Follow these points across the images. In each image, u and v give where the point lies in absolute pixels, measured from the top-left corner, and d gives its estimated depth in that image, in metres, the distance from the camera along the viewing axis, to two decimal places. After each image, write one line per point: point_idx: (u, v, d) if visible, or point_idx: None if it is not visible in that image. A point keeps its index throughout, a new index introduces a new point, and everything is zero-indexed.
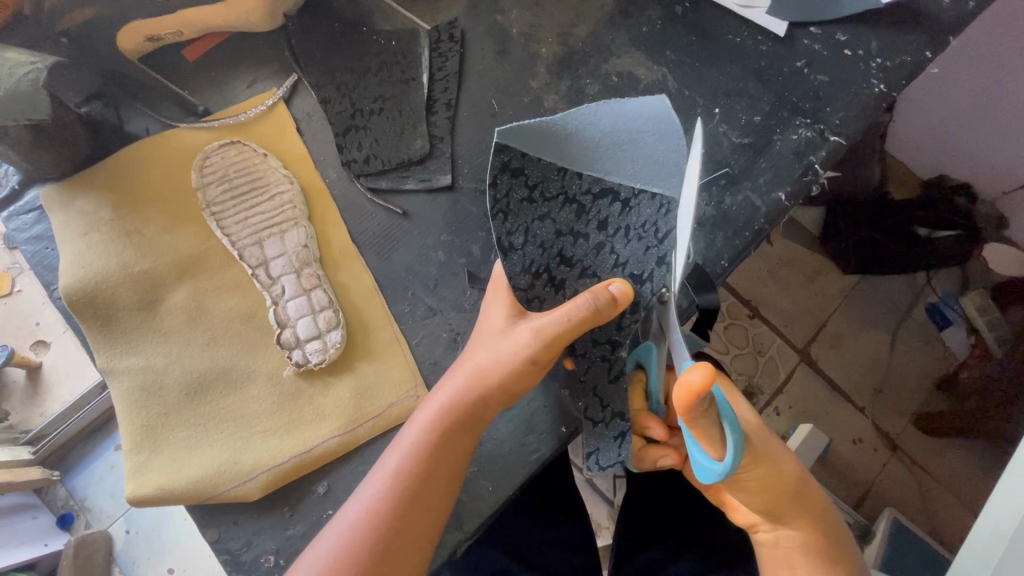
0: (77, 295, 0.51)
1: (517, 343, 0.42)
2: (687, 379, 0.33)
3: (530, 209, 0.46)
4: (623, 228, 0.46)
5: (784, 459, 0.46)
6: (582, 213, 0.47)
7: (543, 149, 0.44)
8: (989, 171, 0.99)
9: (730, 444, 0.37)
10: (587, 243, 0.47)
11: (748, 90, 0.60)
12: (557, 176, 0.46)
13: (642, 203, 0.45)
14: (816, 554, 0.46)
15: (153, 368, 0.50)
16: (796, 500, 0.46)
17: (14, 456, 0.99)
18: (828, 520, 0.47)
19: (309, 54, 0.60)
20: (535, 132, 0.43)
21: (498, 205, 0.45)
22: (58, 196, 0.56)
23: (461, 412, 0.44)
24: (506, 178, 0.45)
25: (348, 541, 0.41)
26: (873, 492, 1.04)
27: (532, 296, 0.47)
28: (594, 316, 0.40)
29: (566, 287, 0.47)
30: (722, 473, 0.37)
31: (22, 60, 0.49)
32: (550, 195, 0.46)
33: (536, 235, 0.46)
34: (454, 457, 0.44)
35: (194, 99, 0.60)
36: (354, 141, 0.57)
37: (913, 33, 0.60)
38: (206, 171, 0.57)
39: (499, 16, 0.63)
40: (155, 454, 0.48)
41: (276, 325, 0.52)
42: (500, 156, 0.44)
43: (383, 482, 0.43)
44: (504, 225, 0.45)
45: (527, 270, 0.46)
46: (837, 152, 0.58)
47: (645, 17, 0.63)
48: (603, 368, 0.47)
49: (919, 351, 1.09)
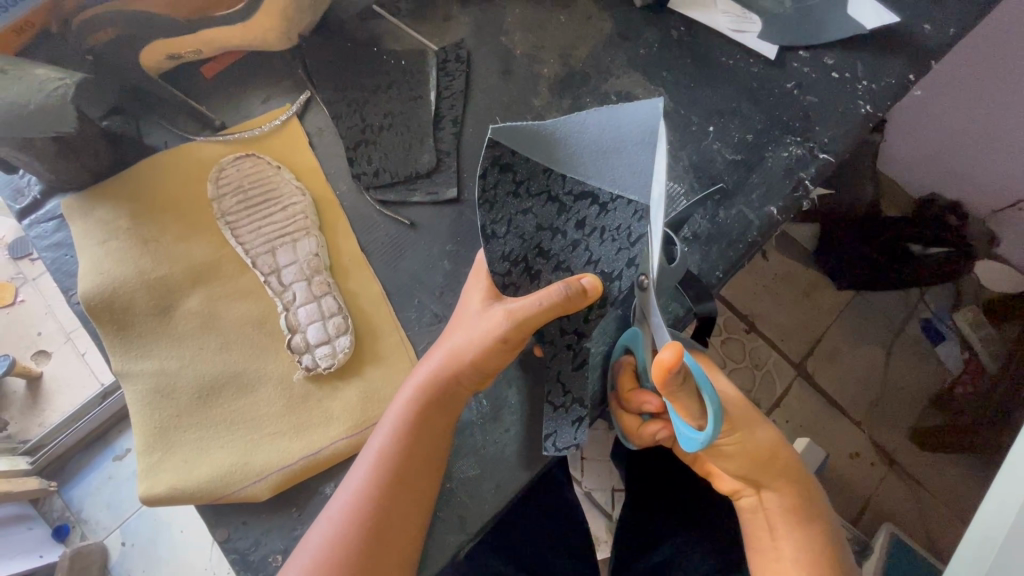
0: (95, 301, 0.53)
1: (492, 323, 0.45)
2: (660, 357, 0.35)
3: (514, 202, 0.49)
4: (598, 229, 0.50)
5: (763, 425, 0.49)
6: (563, 211, 0.50)
7: (530, 148, 0.46)
8: (978, 189, 1.03)
9: (711, 412, 0.39)
10: (563, 238, 0.50)
11: (741, 109, 0.63)
12: (542, 175, 0.49)
13: (618, 207, 0.48)
14: (796, 516, 0.48)
15: (166, 371, 0.52)
16: (775, 464, 0.48)
17: (11, 466, 1.00)
18: (807, 483, 0.49)
19: (322, 72, 0.63)
20: (528, 134, 0.45)
21: (485, 196, 0.48)
22: (77, 206, 0.58)
23: (438, 393, 0.46)
24: (493, 173, 0.48)
25: (338, 525, 0.43)
26: (872, 506, 1.05)
27: (508, 282, 0.50)
28: (564, 303, 0.43)
29: (541, 278, 0.51)
30: (704, 442, 0.39)
31: (52, 76, 0.51)
32: (534, 191, 0.49)
33: (517, 227, 0.50)
34: (430, 437, 0.45)
35: (212, 114, 0.63)
36: (364, 155, 0.60)
37: (896, 59, 0.63)
38: (220, 182, 0.59)
39: (504, 38, 0.67)
40: (166, 455, 0.49)
41: (287, 330, 0.54)
42: (492, 151, 0.47)
43: (369, 463, 0.45)
44: (489, 214, 0.48)
45: (506, 258, 0.50)
46: (827, 169, 0.60)
47: (643, 40, 0.66)
48: (568, 357, 0.50)
49: (914, 365, 1.11)
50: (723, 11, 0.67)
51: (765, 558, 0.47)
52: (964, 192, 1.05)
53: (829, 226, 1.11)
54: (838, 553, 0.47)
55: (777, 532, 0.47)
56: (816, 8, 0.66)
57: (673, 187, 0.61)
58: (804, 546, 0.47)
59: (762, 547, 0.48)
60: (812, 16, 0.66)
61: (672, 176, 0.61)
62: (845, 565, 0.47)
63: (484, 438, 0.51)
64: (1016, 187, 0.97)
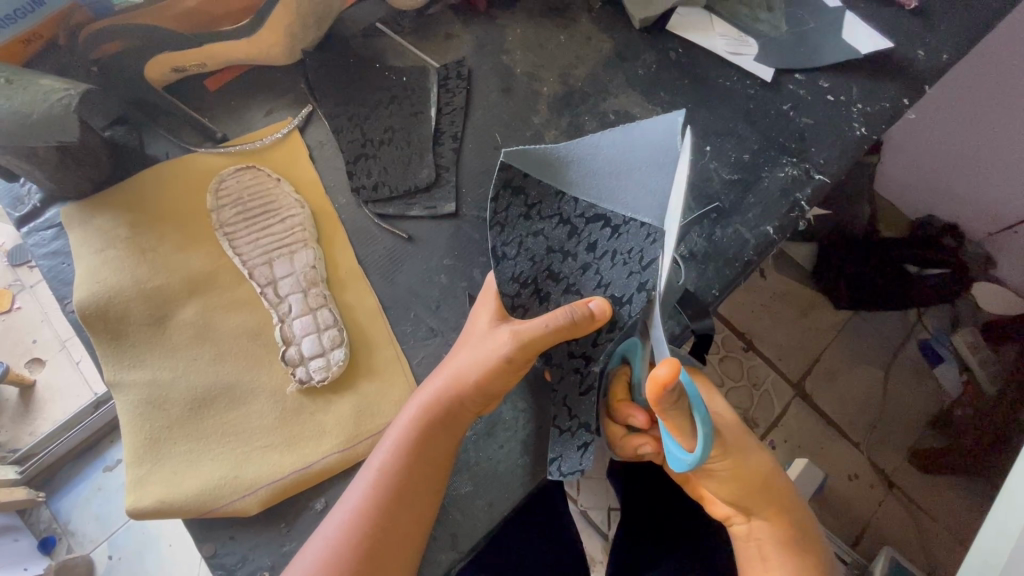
0: (90, 309, 0.53)
1: (498, 343, 0.45)
2: (654, 373, 0.35)
3: (525, 223, 0.49)
4: (612, 252, 0.48)
5: (755, 451, 0.47)
6: (574, 234, 0.49)
7: (543, 172, 0.47)
8: (975, 213, 1.04)
9: (701, 435, 0.39)
10: (574, 261, 0.50)
11: (737, 130, 0.64)
12: (554, 196, 0.48)
13: (633, 229, 0.47)
14: (789, 546, 0.47)
15: (159, 381, 0.52)
16: (766, 491, 0.47)
17: None
18: (798, 510, 0.49)
19: (324, 87, 0.64)
20: (541, 158, 0.46)
21: (496, 218, 0.48)
22: (77, 214, 0.58)
23: (440, 413, 0.46)
24: (503, 195, 0.48)
25: (331, 543, 0.42)
26: (870, 530, 1.03)
27: (518, 303, 0.49)
28: (570, 327, 0.44)
29: (552, 299, 0.50)
30: (693, 463, 0.39)
31: (58, 87, 0.52)
32: (546, 214, 0.49)
33: (528, 248, 0.49)
34: (432, 456, 0.45)
35: (213, 126, 0.63)
36: (364, 168, 0.60)
37: (891, 83, 0.65)
38: (220, 194, 0.59)
39: (505, 56, 0.68)
40: (156, 467, 0.49)
41: (281, 341, 0.53)
42: (503, 174, 0.47)
43: (367, 480, 0.44)
44: (499, 236, 0.48)
45: (517, 278, 0.49)
46: (822, 190, 0.61)
47: (641, 60, 0.68)
48: (574, 381, 0.50)
49: (913, 386, 1.11)
50: (720, 33, 0.68)
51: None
52: (959, 214, 1.06)
53: (828, 247, 1.10)
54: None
55: (769, 559, 0.47)
56: (811, 32, 0.67)
57: None
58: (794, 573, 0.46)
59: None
60: (808, 41, 0.67)
61: None
62: None
63: (477, 455, 0.51)
64: (1008, 211, 0.99)
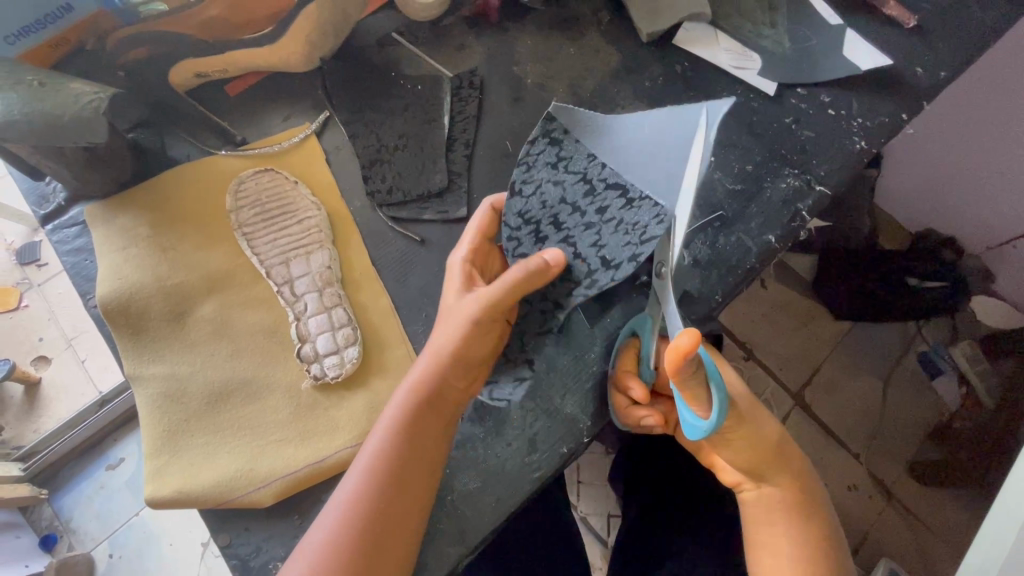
0: (112, 305, 0.55)
1: (466, 309, 0.48)
2: (677, 341, 0.39)
3: (551, 172, 0.54)
4: (615, 220, 0.52)
5: (766, 422, 0.51)
6: (591, 194, 0.54)
7: (586, 133, 0.54)
8: (972, 227, 1.06)
9: (716, 402, 0.43)
10: (581, 217, 0.54)
11: (741, 141, 0.66)
12: (585, 159, 0.54)
13: (640, 207, 0.51)
14: (796, 511, 0.49)
15: (178, 376, 0.53)
16: (776, 460, 0.50)
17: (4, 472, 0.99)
18: (809, 481, 0.51)
19: (340, 94, 0.66)
20: (586, 118, 0.53)
21: (526, 158, 0.55)
22: (99, 212, 0.60)
23: (426, 393, 0.47)
24: (541, 142, 0.55)
25: (336, 529, 0.43)
26: (870, 541, 1.04)
27: (513, 235, 0.54)
28: (525, 280, 0.48)
29: (547, 241, 0.54)
30: (709, 428, 0.43)
31: (87, 90, 0.54)
32: (572, 169, 0.54)
33: (544, 193, 0.54)
34: (424, 436, 0.47)
35: (233, 129, 0.65)
36: (379, 173, 0.62)
37: (890, 99, 0.67)
38: (239, 195, 0.61)
39: (516, 67, 0.70)
40: (174, 459, 0.50)
41: (297, 339, 0.55)
42: (547, 125, 0.54)
43: (360, 472, 0.45)
44: (523, 174, 0.55)
45: (523, 215, 0.54)
46: (823, 201, 0.63)
47: (647, 73, 0.70)
48: (536, 320, 0.55)
49: (912, 398, 1.12)
50: (725, 48, 0.71)
51: (760, 546, 0.49)
52: (957, 228, 1.08)
53: (829, 259, 1.13)
54: (833, 551, 0.49)
55: (776, 522, 0.49)
56: (813, 48, 0.70)
57: None
58: (798, 538, 0.49)
59: (759, 539, 0.50)
60: (810, 57, 0.69)
61: None
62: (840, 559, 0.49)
63: (486, 451, 0.52)
64: (1005, 226, 1.01)
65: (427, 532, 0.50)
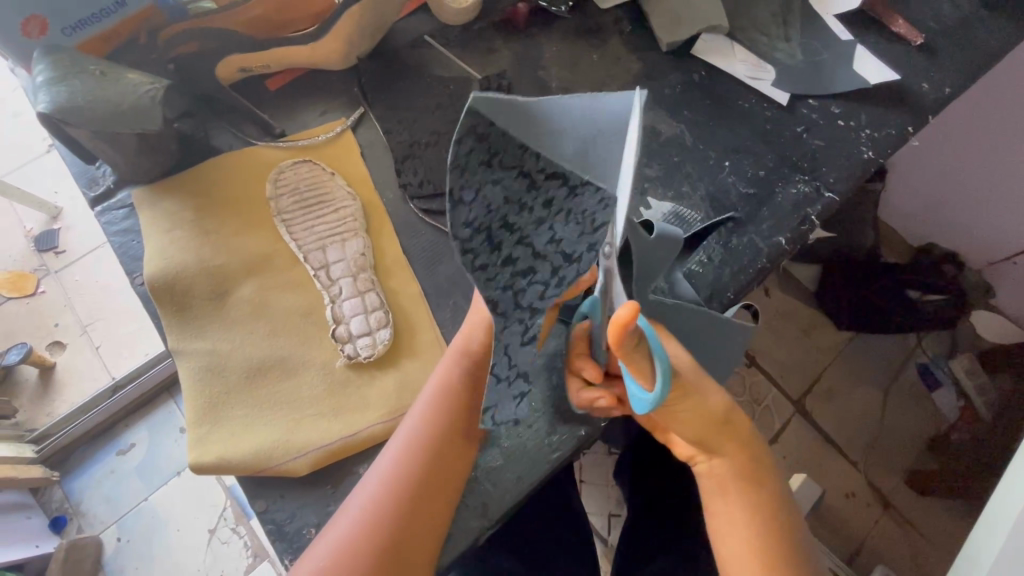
0: (158, 283, 0.58)
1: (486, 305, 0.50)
2: (614, 314, 0.35)
3: (488, 169, 0.44)
4: (568, 211, 0.47)
5: (713, 392, 0.47)
6: (533, 188, 0.46)
7: (513, 120, 0.42)
8: (973, 240, 1.09)
9: (661, 371, 0.40)
10: (529, 215, 0.47)
11: (754, 148, 0.69)
12: (519, 150, 0.43)
13: (584, 193, 0.46)
14: (745, 479, 0.49)
15: (219, 352, 0.56)
16: (724, 430, 0.48)
17: (17, 453, 1.01)
18: (758, 449, 0.50)
19: (376, 92, 0.70)
20: (511, 110, 0.41)
21: (454, 162, 0.42)
22: (147, 197, 0.63)
23: (456, 381, 0.51)
24: (468, 138, 0.42)
25: (370, 502, 0.47)
26: (866, 548, 1.06)
27: (468, 249, 0.44)
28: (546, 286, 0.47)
29: (506, 250, 0.46)
30: (654, 402, 0.40)
31: (143, 81, 0.57)
32: (507, 164, 0.44)
33: (486, 196, 0.44)
34: (454, 421, 0.50)
35: (274, 122, 0.69)
36: (411, 167, 0.65)
37: (897, 113, 0.70)
38: (279, 183, 0.65)
39: (541, 72, 0.74)
40: (214, 429, 0.53)
41: (332, 320, 0.58)
42: (469, 120, 0.41)
43: (398, 444, 0.50)
44: (456, 179, 0.43)
45: (476, 225, 0.44)
46: (831, 206, 0.66)
47: (666, 81, 0.73)
48: (518, 330, 0.49)
49: (910, 408, 1.15)
50: (741, 60, 0.74)
51: (716, 519, 0.50)
52: (958, 240, 1.12)
53: (834, 268, 1.15)
54: (784, 518, 0.50)
55: (730, 495, 0.49)
56: (824, 62, 0.73)
57: (690, 213, 0.66)
58: (748, 506, 0.49)
59: (715, 511, 0.50)
60: (821, 69, 0.73)
61: (688, 206, 0.66)
62: (789, 523, 0.50)
63: (508, 431, 0.55)
64: (1005, 240, 1.04)
65: None
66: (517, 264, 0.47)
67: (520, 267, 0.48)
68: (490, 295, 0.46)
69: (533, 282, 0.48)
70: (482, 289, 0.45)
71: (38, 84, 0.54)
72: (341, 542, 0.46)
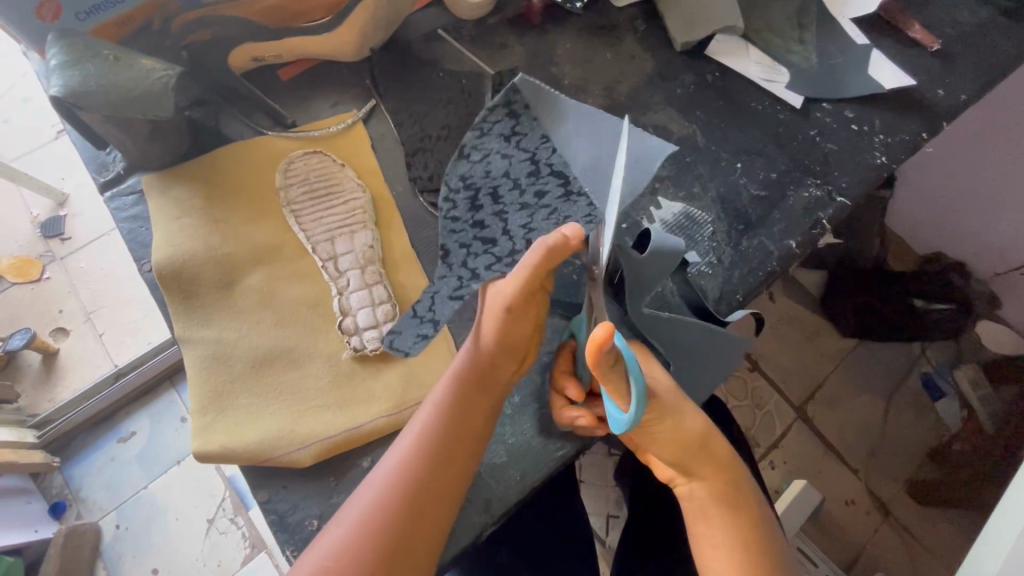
0: (166, 270, 0.58)
1: (500, 297, 0.47)
2: (592, 333, 0.39)
3: (504, 144, 0.55)
4: (551, 210, 0.52)
5: (689, 414, 0.48)
6: (534, 175, 0.54)
7: (545, 111, 0.54)
8: (981, 250, 1.08)
9: (635, 394, 0.41)
10: (518, 196, 0.54)
11: (766, 150, 0.69)
12: (538, 139, 0.54)
13: (576, 201, 0.52)
14: (725, 502, 0.48)
15: (224, 341, 0.56)
16: (701, 451, 0.48)
17: (18, 438, 1.02)
18: (735, 471, 0.50)
19: (388, 84, 0.70)
20: (544, 97, 0.54)
21: (483, 122, 0.55)
22: (156, 183, 0.63)
23: (473, 376, 0.49)
24: (501, 112, 0.55)
25: (376, 498, 0.45)
26: (864, 555, 1.06)
27: (450, 198, 0.54)
28: (548, 253, 0.44)
29: (480, 213, 0.53)
30: (628, 423, 0.42)
31: (157, 67, 0.57)
32: (522, 146, 0.54)
33: (491, 163, 0.55)
34: (470, 417, 0.49)
35: (285, 113, 0.69)
36: (421, 161, 0.65)
37: (912, 118, 0.70)
38: (289, 174, 0.64)
39: (554, 68, 0.73)
40: (219, 417, 0.53)
41: (339, 312, 0.58)
42: (508, 95, 0.55)
43: (410, 439, 0.48)
44: (477, 138, 0.55)
45: (466, 181, 0.54)
46: (842, 212, 0.66)
47: (680, 81, 0.73)
48: (451, 283, 0.51)
49: (914, 419, 1.14)
50: (756, 61, 0.74)
51: (700, 544, 0.49)
52: (966, 249, 1.11)
53: (836, 276, 1.16)
54: (769, 541, 0.48)
55: (711, 519, 0.48)
56: (840, 65, 0.73)
57: (700, 214, 0.65)
58: (732, 531, 0.48)
59: (698, 536, 0.49)
60: (836, 73, 0.72)
61: (699, 206, 0.66)
62: (775, 546, 0.48)
63: (512, 428, 0.55)
64: (1014, 251, 1.03)
65: None
66: (483, 232, 0.52)
67: (484, 235, 0.52)
68: (449, 242, 0.53)
69: (485, 252, 0.52)
70: (445, 233, 0.53)
71: (51, 68, 0.54)
72: (342, 541, 0.44)
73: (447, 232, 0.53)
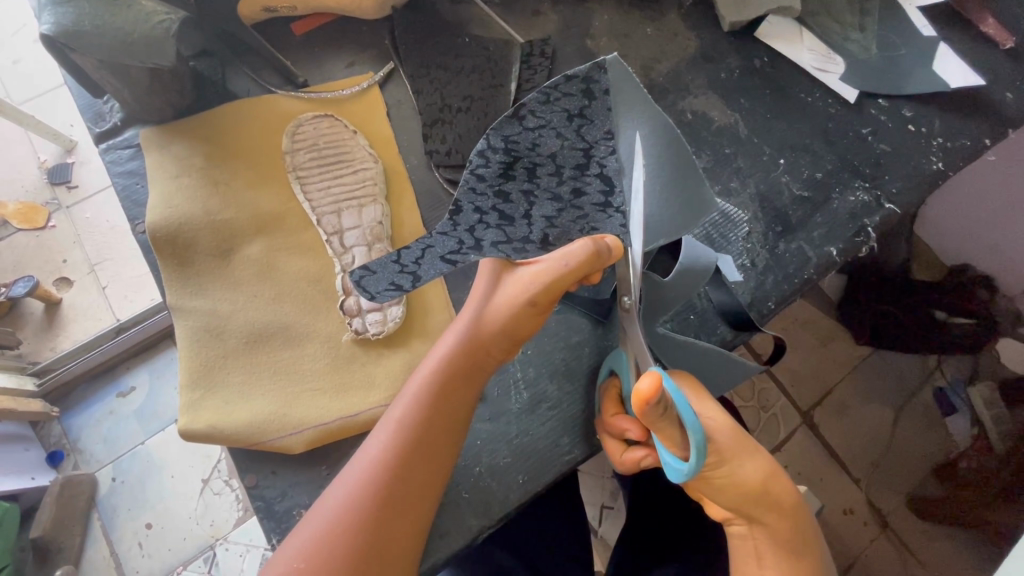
0: (160, 233, 0.55)
1: (520, 287, 0.44)
2: (638, 386, 0.38)
3: (564, 122, 0.46)
4: (582, 214, 0.46)
5: (748, 460, 0.45)
6: (581, 169, 0.46)
7: (625, 105, 0.46)
8: (1015, 272, 1.01)
9: (694, 444, 0.39)
10: (555, 183, 0.46)
11: (814, 147, 0.63)
12: (602, 135, 0.46)
13: (612, 216, 0.46)
14: (785, 548, 0.45)
15: (217, 312, 0.53)
16: (764, 500, 0.45)
17: (17, 385, 1.00)
18: (801, 517, 0.46)
19: (408, 45, 0.64)
20: (633, 91, 0.45)
21: (554, 89, 0.45)
22: (155, 138, 0.59)
23: (462, 362, 0.46)
24: (577, 86, 0.45)
25: (351, 492, 0.42)
26: (858, 566, 1.02)
27: (483, 157, 0.45)
28: (591, 260, 0.42)
29: (509, 184, 0.45)
30: (692, 466, 0.39)
31: (158, 11, 0.54)
32: (582, 134, 0.46)
33: (541, 139, 0.46)
34: (455, 407, 0.45)
35: (296, 71, 0.64)
36: (439, 133, 0.60)
37: (975, 122, 0.64)
38: (296, 137, 0.60)
39: (589, 41, 0.67)
40: (208, 394, 0.50)
41: (341, 291, 0.54)
42: (595, 73, 0.45)
43: (387, 432, 0.44)
44: (540, 105, 0.45)
45: (506, 145, 0.45)
46: (890, 219, 0.60)
47: (725, 64, 0.67)
48: (448, 244, 0.42)
49: (921, 433, 1.08)
50: (809, 48, 0.67)
51: None
52: (1000, 270, 1.03)
53: (857, 281, 1.10)
54: None
55: (765, 561, 0.45)
56: (901, 58, 0.66)
57: (737, 212, 0.60)
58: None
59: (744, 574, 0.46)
60: (896, 67, 0.66)
61: (736, 203, 0.61)
62: None
63: (519, 428, 0.52)
64: None
65: (451, 501, 0.50)
66: (503, 205, 0.45)
67: (504, 209, 0.45)
68: (462, 200, 0.44)
69: (497, 228, 0.44)
70: (462, 191, 0.45)
71: (42, 3, 0.49)
72: (315, 539, 0.40)
73: (465, 190, 0.45)
